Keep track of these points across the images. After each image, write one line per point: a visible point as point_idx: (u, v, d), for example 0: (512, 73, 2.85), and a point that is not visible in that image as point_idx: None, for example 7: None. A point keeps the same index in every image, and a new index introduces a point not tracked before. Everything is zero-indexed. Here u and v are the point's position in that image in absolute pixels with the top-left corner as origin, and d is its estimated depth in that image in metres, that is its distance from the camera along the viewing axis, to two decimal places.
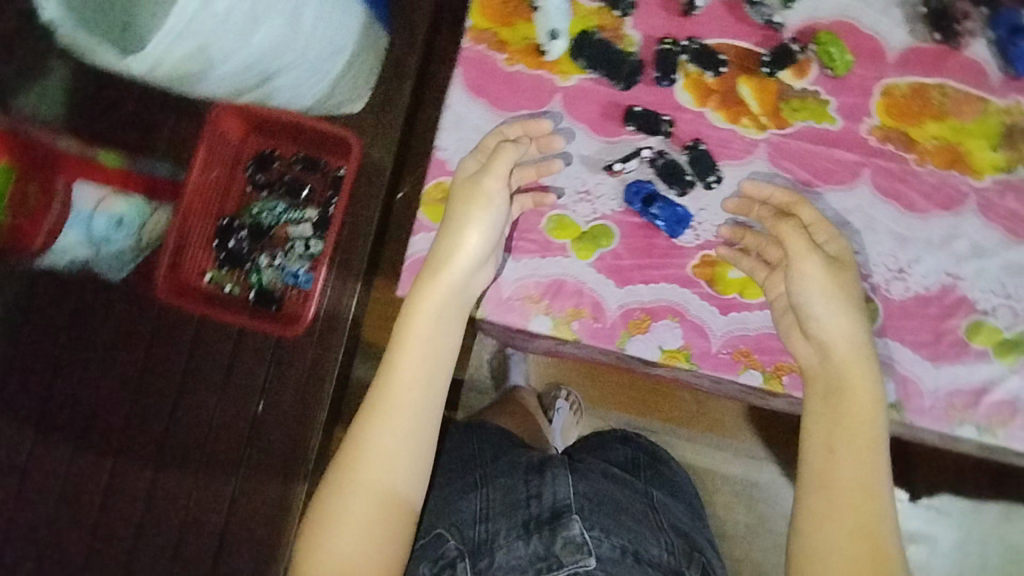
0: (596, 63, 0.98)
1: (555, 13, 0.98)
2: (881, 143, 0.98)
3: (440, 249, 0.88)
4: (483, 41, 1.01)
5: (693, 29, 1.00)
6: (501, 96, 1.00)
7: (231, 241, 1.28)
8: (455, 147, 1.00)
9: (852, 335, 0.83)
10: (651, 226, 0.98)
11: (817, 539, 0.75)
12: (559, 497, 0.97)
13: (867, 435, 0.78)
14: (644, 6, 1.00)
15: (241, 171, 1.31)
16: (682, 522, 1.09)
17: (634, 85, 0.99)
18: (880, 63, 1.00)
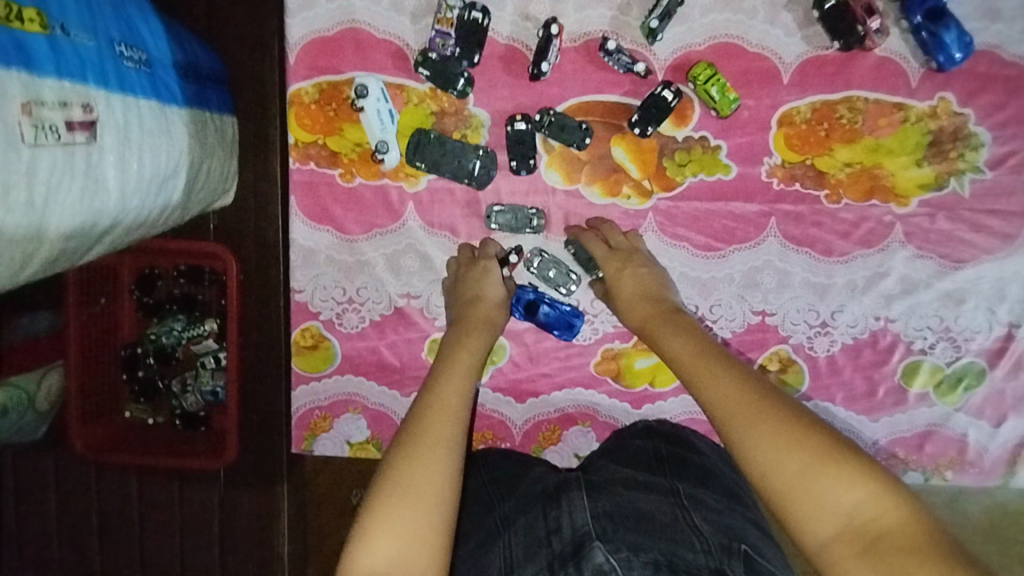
0: (440, 164, 0.84)
1: (379, 118, 0.85)
2: (786, 184, 0.85)
3: (468, 315, 0.80)
4: (310, 158, 0.88)
5: (546, 93, 0.85)
6: (345, 219, 0.88)
7: (140, 370, 1.18)
8: (312, 284, 0.90)
9: (643, 289, 0.79)
10: (542, 330, 0.88)
11: (739, 415, 0.57)
12: (579, 522, 0.67)
13: (693, 335, 0.70)
14: (485, 76, 0.85)
15: (127, 295, 1.20)
16: (720, 518, 0.71)
17: (490, 180, 0.85)
18: (774, 86, 0.83)
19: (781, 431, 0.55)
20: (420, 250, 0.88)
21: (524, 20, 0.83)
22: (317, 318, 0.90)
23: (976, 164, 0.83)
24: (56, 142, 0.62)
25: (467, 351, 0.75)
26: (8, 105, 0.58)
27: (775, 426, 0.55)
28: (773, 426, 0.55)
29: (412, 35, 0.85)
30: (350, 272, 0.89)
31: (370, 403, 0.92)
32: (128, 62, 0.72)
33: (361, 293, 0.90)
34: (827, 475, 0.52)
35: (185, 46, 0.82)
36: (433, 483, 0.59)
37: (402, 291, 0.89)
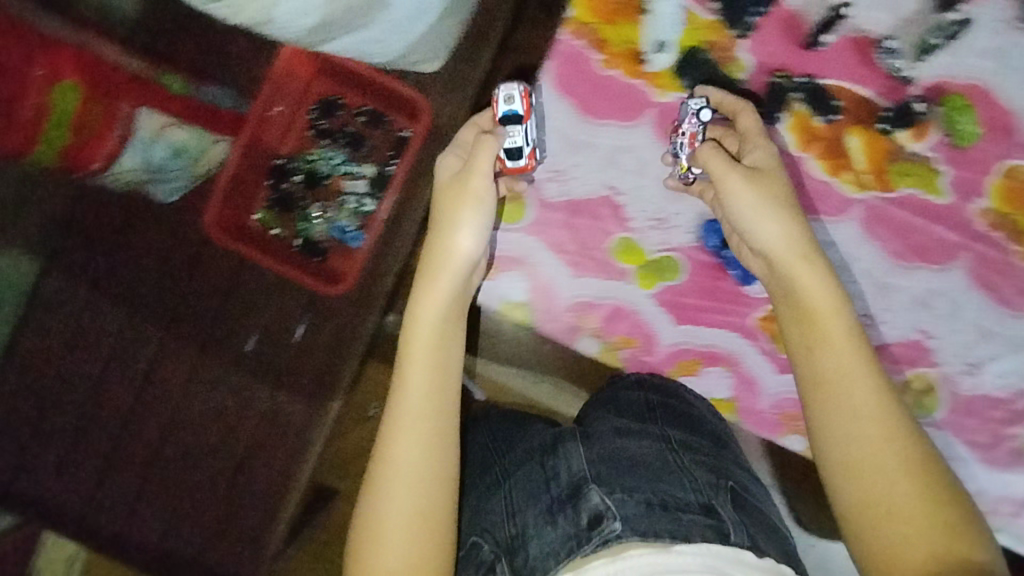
0: (699, 85, 0.92)
1: (666, 22, 0.92)
2: (988, 228, 0.90)
3: (427, 261, 0.82)
4: (581, 36, 0.93)
5: (812, 64, 0.91)
6: (588, 100, 0.93)
7: (286, 182, 1.17)
8: None
9: (788, 236, 0.75)
10: (719, 266, 0.92)
11: (836, 465, 0.68)
12: (575, 467, 0.75)
13: (845, 334, 0.72)
14: (765, 29, 0.91)
15: (304, 110, 1.17)
16: (711, 459, 0.80)
17: (736, 117, 0.92)
18: (1010, 140, 0.89)
19: (893, 484, 0.66)
20: (639, 156, 0.94)
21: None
22: (525, 176, 0.94)
23: None
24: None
25: (432, 305, 0.79)
26: None
27: (873, 484, 0.66)
28: (891, 471, 0.66)
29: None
30: (572, 149, 0.94)
31: (540, 270, 0.94)
32: None
33: (571, 171, 0.94)
34: (920, 528, 0.63)
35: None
36: (415, 472, 0.72)
37: (612, 184, 0.94)
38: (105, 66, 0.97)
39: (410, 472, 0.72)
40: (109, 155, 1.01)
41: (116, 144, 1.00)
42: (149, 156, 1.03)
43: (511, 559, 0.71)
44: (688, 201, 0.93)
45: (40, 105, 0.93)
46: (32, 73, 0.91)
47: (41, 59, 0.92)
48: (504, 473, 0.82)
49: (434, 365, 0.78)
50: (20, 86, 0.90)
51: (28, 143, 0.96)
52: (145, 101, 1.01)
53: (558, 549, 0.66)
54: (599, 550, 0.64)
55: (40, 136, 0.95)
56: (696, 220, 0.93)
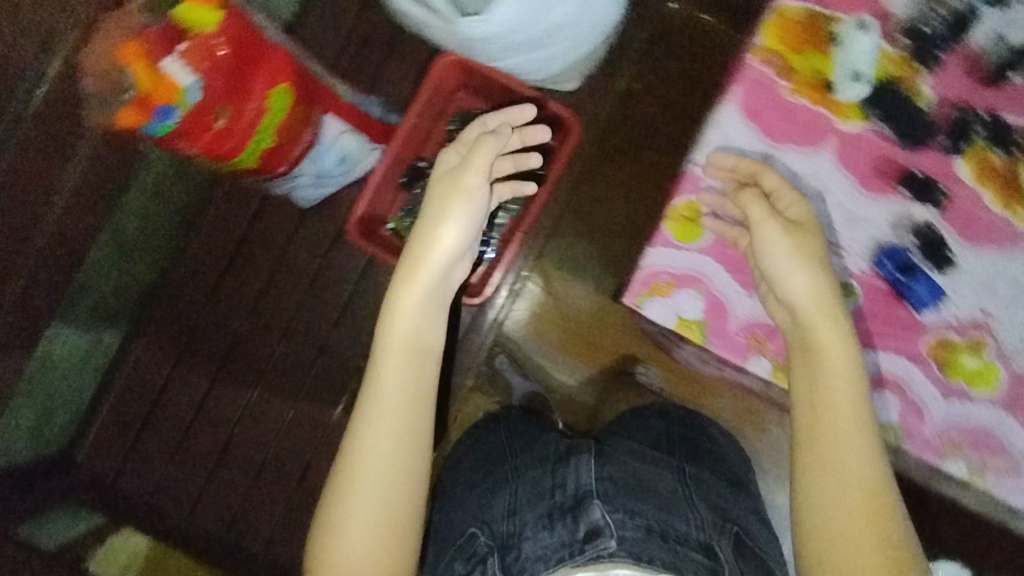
0: (890, 116, 0.76)
1: (861, 50, 0.76)
2: None
3: (416, 236, 0.72)
4: (766, 64, 0.77)
5: (993, 99, 0.76)
6: (773, 125, 0.77)
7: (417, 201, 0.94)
8: (713, 163, 0.77)
9: (819, 288, 0.67)
10: (894, 293, 0.75)
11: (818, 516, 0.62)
12: (585, 481, 0.69)
13: (844, 382, 0.65)
14: (952, 62, 0.76)
15: (444, 124, 0.97)
16: (727, 506, 0.76)
17: (921, 145, 0.76)
18: None
19: (844, 539, 0.61)
20: (823, 184, 0.76)
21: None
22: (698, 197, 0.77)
23: None
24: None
25: (421, 284, 0.70)
26: None
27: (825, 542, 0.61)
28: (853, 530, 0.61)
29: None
30: None
31: (715, 289, 0.77)
32: None
33: None
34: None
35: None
36: (382, 470, 0.65)
37: None
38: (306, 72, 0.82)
39: (390, 483, 0.65)
40: (296, 160, 0.87)
41: (305, 149, 0.86)
42: (321, 163, 0.92)
43: (502, 556, 0.67)
44: (867, 224, 0.76)
45: (253, 121, 0.76)
46: (248, 92, 0.75)
47: (259, 71, 0.75)
48: (514, 474, 0.77)
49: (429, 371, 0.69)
50: (230, 98, 0.74)
51: (214, 154, 0.77)
52: (330, 107, 0.87)
53: (547, 555, 0.62)
54: (589, 563, 0.59)
55: (242, 153, 0.79)
56: (871, 243, 0.76)
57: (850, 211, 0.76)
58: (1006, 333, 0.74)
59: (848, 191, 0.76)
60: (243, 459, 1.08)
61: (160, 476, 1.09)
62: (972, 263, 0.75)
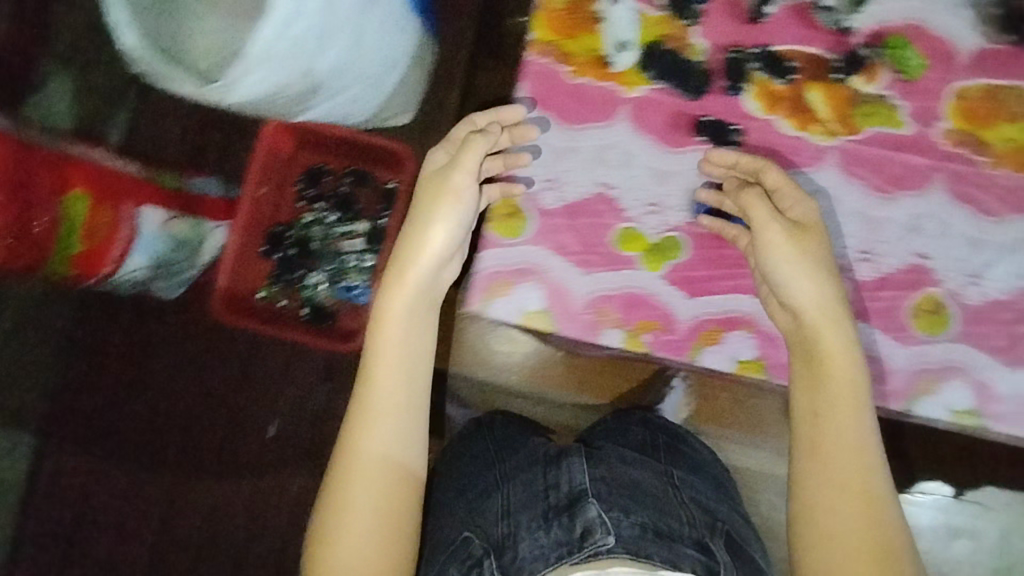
0: (664, 74, 0.98)
1: (624, 23, 0.99)
2: (954, 147, 0.97)
3: (399, 246, 0.93)
4: (546, 54, 1.00)
5: (762, 37, 0.98)
6: (567, 109, 0.99)
7: (281, 250, 1.29)
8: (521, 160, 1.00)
9: (822, 297, 0.87)
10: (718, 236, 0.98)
11: (810, 476, 0.85)
12: (576, 481, 0.90)
13: (850, 405, 0.85)
14: (711, 13, 0.98)
15: (291, 186, 1.32)
16: (707, 501, 0.98)
17: (702, 96, 0.98)
18: (950, 66, 0.97)
19: (827, 498, 0.83)
20: (623, 149, 0.99)
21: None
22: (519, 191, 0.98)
23: None
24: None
25: (397, 297, 0.92)
26: None
27: (818, 489, 0.84)
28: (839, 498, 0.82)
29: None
30: (560, 157, 0.99)
31: (551, 275, 0.98)
32: None
33: (563, 178, 0.99)
34: (844, 534, 0.81)
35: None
36: (376, 460, 0.87)
37: (602, 180, 0.99)
38: (46, 163, 1.03)
39: (391, 468, 0.87)
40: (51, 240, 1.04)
41: (122, 245, 1.11)
42: (154, 252, 1.16)
43: (498, 555, 0.86)
44: (675, 178, 0.99)
45: (52, 231, 1.03)
46: (50, 200, 1.02)
47: (58, 185, 1.03)
48: (503, 478, 0.98)
49: (420, 370, 0.92)
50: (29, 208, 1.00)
51: (31, 260, 1.05)
52: (143, 201, 1.14)
53: (546, 554, 0.79)
54: (588, 561, 0.76)
55: (54, 253, 1.06)
56: (684, 194, 0.99)
57: (660, 169, 0.99)
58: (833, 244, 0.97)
59: (654, 157, 0.99)
60: (209, 503, 1.34)
61: (117, 516, 1.34)
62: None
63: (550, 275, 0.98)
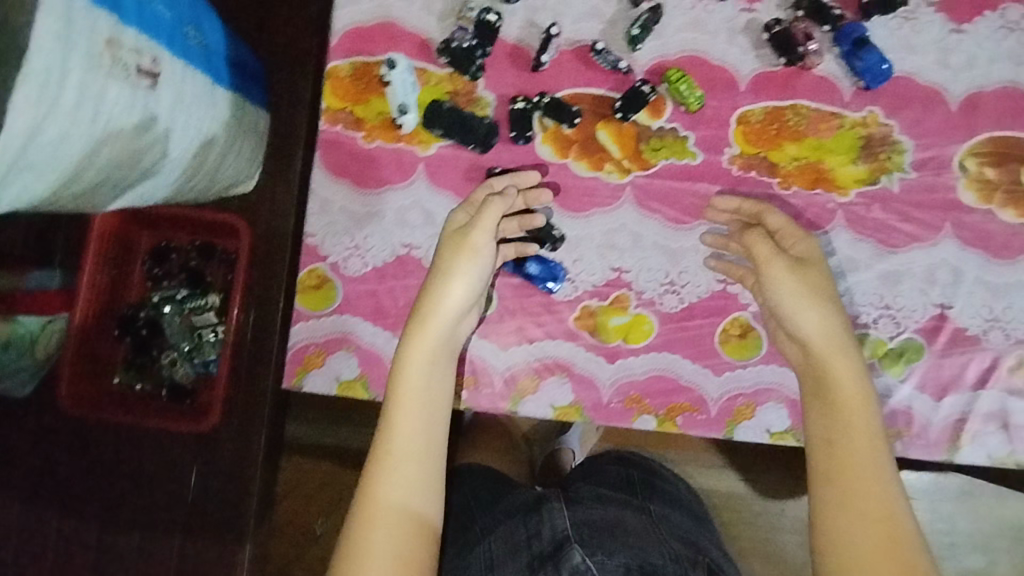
0: (450, 130, 0.98)
1: (403, 88, 0.98)
2: (744, 172, 0.99)
3: (425, 299, 0.87)
4: (339, 122, 1.01)
5: (545, 84, 1.01)
6: (362, 175, 1.00)
7: (132, 333, 1.27)
8: (323, 231, 1.00)
9: (828, 326, 0.83)
10: (524, 284, 0.98)
11: (834, 498, 0.74)
12: (558, 526, 0.86)
13: (864, 429, 0.77)
14: (494, 66, 1.01)
15: (139, 266, 1.31)
16: (682, 530, 0.95)
17: (491, 146, 0.98)
18: (732, 93, 1.00)
19: (846, 526, 0.72)
20: (423, 208, 1.00)
21: (457, 14, 1.02)
22: (324, 260, 0.99)
23: (902, 165, 0.98)
24: (125, 76, 0.91)
25: (425, 343, 0.85)
26: (97, 41, 0.86)
27: (851, 508, 0.72)
28: (855, 525, 0.72)
29: (361, 15, 1.02)
30: (361, 222, 0.99)
31: (362, 343, 0.97)
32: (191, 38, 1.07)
33: (366, 243, 0.99)
34: (872, 550, 0.70)
35: (239, 49, 1.22)
36: (401, 511, 0.77)
37: (404, 241, 0.99)
38: None
39: (412, 520, 0.77)
40: None
41: None
42: None
43: None
44: None
45: None
46: None
47: None
48: (484, 531, 0.97)
49: (438, 417, 0.83)
50: None
51: None
52: None
53: None
54: None
55: None
56: None
57: None
58: (638, 279, 0.98)
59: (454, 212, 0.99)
60: None
61: None
62: (588, 229, 0.99)
63: (360, 343, 0.97)
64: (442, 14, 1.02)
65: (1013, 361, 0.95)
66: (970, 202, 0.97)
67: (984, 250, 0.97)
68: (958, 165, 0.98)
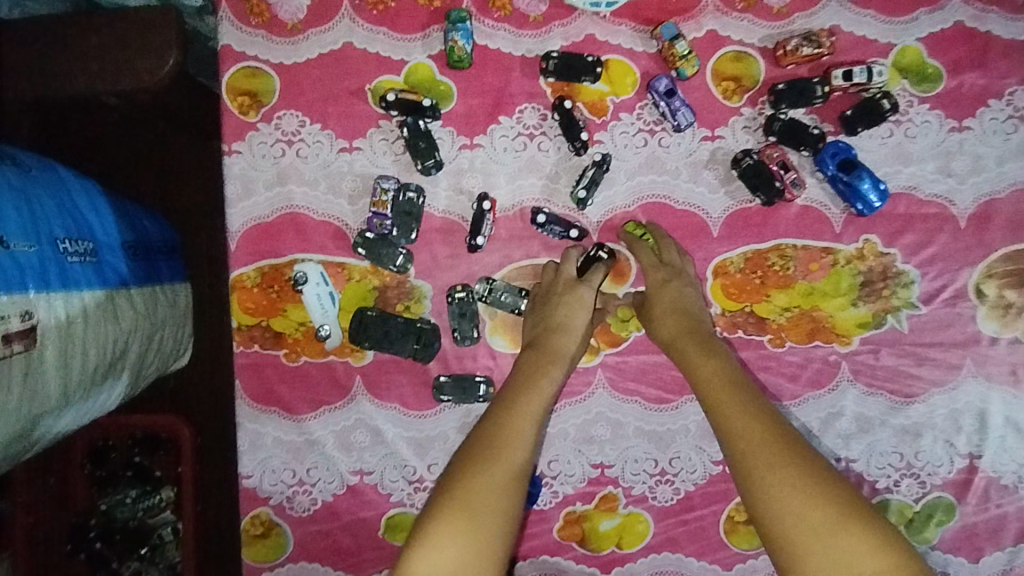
0: (382, 341, 0.84)
1: (320, 303, 0.85)
2: (729, 332, 0.86)
3: (547, 343, 0.76)
4: (254, 343, 0.87)
5: (485, 261, 0.86)
6: (292, 399, 0.87)
7: (84, 550, 1.06)
8: (260, 469, 0.87)
9: (682, 311, 0.78)
10: None
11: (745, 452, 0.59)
12: None
13: (741, 390, 0.65)
14: (424, 248, 0.86)
15: (78, 472, 1.10)
16: None
17: (433, 354, 0.85)
18: (705, 240, 0.86)
19: (778, 476, 0.56)
20: (368, 426, 0.86)
21: (369, 194, 0.87)
22: (267, 504, 0.87)
23: (910, 300, 0.85)
24: None
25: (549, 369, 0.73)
26: None
27: (786, 477, 0.55)
28: (785, 473, 0.56)
29: (260, 209, 0.88)
30: (302, 452, 0.86)
31: None
32: (73, 256, 0.81)
33: (310, 475, 0.86)
34: (805, 495, 0.54)
35: (132, 223, 0.95)
36: (504, 498, 0.58)
37: (353, 468, 0.86)
38: None
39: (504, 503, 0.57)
40: None
41: None
42: None
43: None
44: (435, 446, 0.86)
45: None
46: None
47: None
48: None
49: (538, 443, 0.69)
50: None
51: None
52: None
53: None
54: None
55: None
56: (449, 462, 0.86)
57: (417, 440, 0.86)
58: (624, 474, 0.85)
59: (404, 427, 0.86)
60: None
61: None
62: (559, 424, 0.86)
63: None
64: (353, 192, 0.87)
65: None
66: (993, 332, 0.84)
67: (1014, 386, 0.84)
68: (975, 291, 0.85)
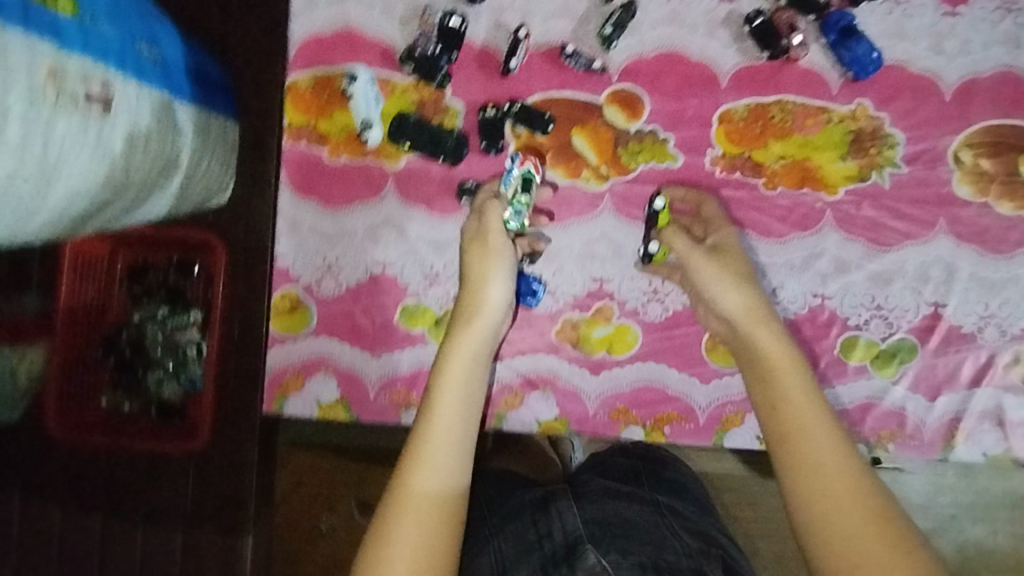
0: (417, 141, 0.94)
1: (366, 102, 0.95)
2: (728, 173, 0.95)
3: (463, 299, 0.81)
4: (302, 138, 0.97)
5: (515, 88, 0.96)
6: (331, 192, 0.97)
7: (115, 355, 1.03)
8: (294, 252, 0.98)
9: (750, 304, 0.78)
10: None
11: (813, 491, 0.63)
12: (569, 526, 0.71)
13: (812, 410, 0.68)
14: (462, 73, 0.96)
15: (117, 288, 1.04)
16: (696, 526, 0.77)
17: (462, 158, 0.95)
18: (715, 89, 0.95)
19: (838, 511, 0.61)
20: (395, 223, 0.96)
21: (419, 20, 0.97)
22: (296, 281, 0.98)
23: (894, 159, 0.94)
24: (74, 108, 0.68)
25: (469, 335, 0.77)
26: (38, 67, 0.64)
27: (820, 497, 0.62)
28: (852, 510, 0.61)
29: (318, 25, 0.98)
30: (334, 240, 0.97)
31: (341, 364, 0.97)
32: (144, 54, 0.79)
33: (339, 263, 0.97)
34: (866, 527, 0.60)
35: (195, 55, 0.92)
36: (439, 500, 0.65)
37: (379, 258, 0.96)
38: None
39: (437, 499, 0.65)
40: None
41: None
42: None
43: None
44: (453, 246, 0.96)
45: None
46: None
47: None
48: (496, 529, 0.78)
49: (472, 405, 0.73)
50: None
51: None
52: None
53: None
54: None
55: None
56: None
57: (438, 240, 0.96)
58: (620, 289, 0.95)
59: (427, 226, 0.96)
60: None
61: None
62: (566, 239, 0.96)
63: (341, 364, 0.97)
64: (404, 16, 0.97)
65: (1010, 357, 0.92)
66: (966, 195, 0.93)
67: (980, 246, 0.93)
68: (952, 157, 0.94)
